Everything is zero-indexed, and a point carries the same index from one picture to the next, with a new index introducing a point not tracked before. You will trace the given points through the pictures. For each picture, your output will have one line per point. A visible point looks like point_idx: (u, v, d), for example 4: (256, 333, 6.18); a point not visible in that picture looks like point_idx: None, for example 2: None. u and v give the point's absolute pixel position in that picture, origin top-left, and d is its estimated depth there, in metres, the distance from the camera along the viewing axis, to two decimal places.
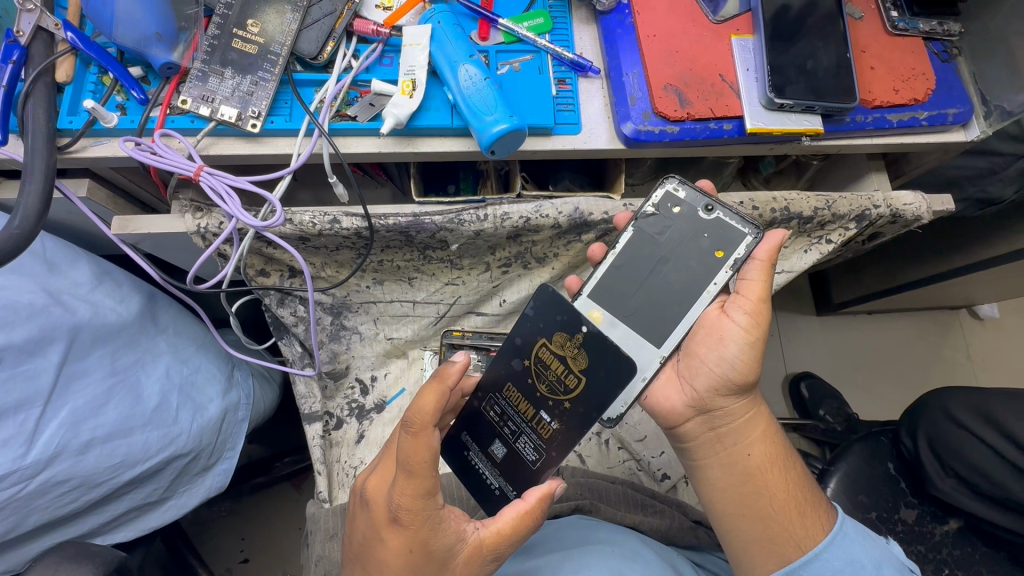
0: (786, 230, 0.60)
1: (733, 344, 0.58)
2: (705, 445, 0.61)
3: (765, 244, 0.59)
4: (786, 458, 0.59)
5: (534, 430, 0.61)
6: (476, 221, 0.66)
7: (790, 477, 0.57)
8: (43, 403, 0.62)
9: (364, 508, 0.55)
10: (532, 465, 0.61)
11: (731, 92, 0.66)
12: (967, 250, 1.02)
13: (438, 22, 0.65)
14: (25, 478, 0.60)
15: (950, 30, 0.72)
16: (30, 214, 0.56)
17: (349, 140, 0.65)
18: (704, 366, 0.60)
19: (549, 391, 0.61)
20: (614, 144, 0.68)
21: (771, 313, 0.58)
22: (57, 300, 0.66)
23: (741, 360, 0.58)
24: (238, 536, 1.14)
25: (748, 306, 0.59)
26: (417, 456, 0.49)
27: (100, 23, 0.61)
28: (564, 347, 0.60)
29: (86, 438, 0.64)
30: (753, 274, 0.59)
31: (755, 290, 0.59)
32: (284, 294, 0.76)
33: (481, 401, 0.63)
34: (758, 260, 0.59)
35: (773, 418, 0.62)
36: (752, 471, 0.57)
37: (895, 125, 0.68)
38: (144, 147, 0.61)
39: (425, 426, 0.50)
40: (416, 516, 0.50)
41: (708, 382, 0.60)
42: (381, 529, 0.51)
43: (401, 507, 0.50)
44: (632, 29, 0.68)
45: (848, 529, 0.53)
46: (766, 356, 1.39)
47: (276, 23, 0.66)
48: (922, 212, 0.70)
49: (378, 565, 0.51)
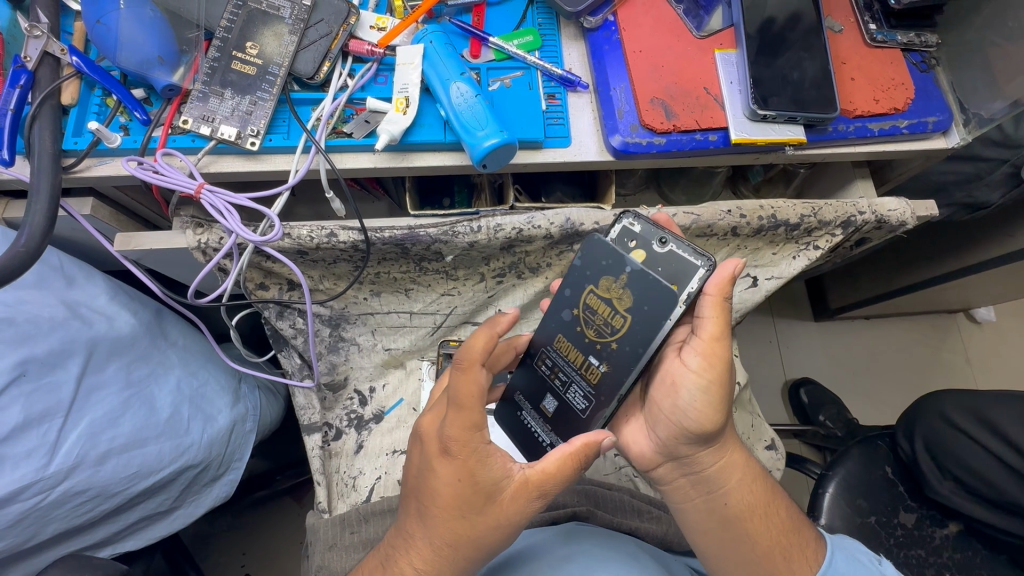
0: (740, 260, 0.57)
1: (686, 391, 0.58)
2: (681, 489, 0.62)
3: (716, 275, 0.57)
4: (765, 501, 0.60)
5: (583, 377, 0.62)
6: (470, 233, 0.67)
7: (774, 523, 0.59)
8: (63, 415, 0.63)
9: (417, 445, 0.57)
10: (583, 414, 0.62)
11: (716, 105, 0.68)
12: (960, 254, 1.03)
13: (431, 42, 0.67)
14: (46, 488, 0.61)
15: (928, 42, 0.74)
16: (37, 231, 0.57)
17: (346, 156, 0.67)
18: (662, 414, 0.61)
19: (596, 335, 0.61)
20: (603, 156, 0.69)
21: (726, 353, 0.57)
22: (75, 313, 0.68)
23: (694, 408, 0.57)
24: (239, 551, 1.15)
25: (701, 347, 0.57)
26: (465, 390, 0.51)
27: (103, 48, 0.63)
28: (611, 290, 0.60)
29: (103, 449, 0.65)
30: (705, 311, 0.57)
31: (708, 329, 0.57)
32: (283, 306, 0.77)
33: (532, 357, 0.66)
34: (708, 294, 0.57)
35: (747, 459, 0.62)
36: (730, 518, 0.59)
37: (876, 133, 0.70)
38: (147, 165, 0.63)
39: (473, 362, 0.52)
40: (465, 447, 0.51)
41: (668, 430, 0.60)
42: (431, 460, 0.53)
43: (451, 437, 0.52)
44: (618, 45, 0.70)
45: (836, 558, 0.60)
46: (763, 362, 1.40)
47: (274, 44, 0.68)
48: (907, 217, 0.71)
49: (431, 494, 0.53)
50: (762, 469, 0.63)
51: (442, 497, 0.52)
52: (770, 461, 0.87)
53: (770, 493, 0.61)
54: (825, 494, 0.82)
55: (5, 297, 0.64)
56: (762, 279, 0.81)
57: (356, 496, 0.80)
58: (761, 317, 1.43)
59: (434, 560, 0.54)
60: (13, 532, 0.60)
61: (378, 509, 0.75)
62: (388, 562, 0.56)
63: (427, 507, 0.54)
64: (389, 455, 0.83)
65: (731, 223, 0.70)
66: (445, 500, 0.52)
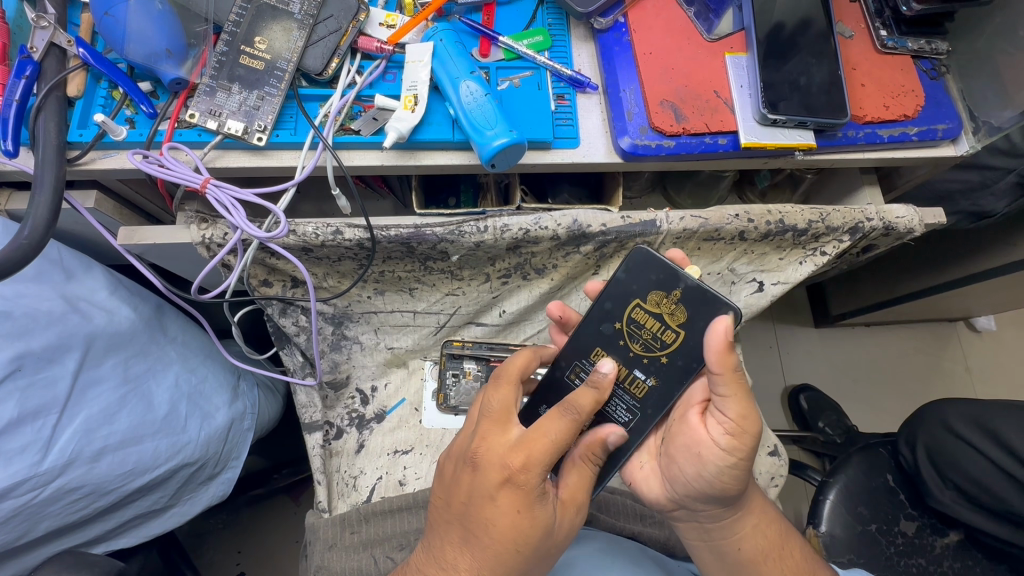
0: (731, 320, 0.54)
1: (712, 465, 0.56)
2: (693, 531, 0.64)
3: (712, 335, 0.53)
4: (779, 548, 0.61)
5: (628, 391, 0.62)
6: (477, 233, 0.67)
7: (785, 565, 0.60)
8: (59, 410, 0.63)
9: (468, 472, 0.54)
10: (626, 427, 0.62)
11: (725, 108, 0.68)
12: (962, 263, 1.03)
13: (441, 40, 0.67)
14: (40, 485, 0.61)
15: (938, 49, 0.73)
16: (40, 224, 0.57)
17: (353, 153, 0.67)
18: (683, 477, 0.60)
19: (643, 349, 0.61)
20: (612, 158, 0.69)
21: (757, 432, 0.54)
22: (74, 308, 0.67)
23: (719, 480, 0.56)
24: (235, 550, 1.14)
25: (729, 425, 0.55)
26: (556, 431, 0.51)
27: (111, 40, 0.63)
28: (660, 305, 0.61)
29: (98, 446, 0.65)
30: (726, 390, 0.54)
31: (733, 409, 0.54)
32: (286, 304, 0.76)
33: (564, 370, 0.64)
34: (719, 371, 0.53)
35: (764, 505, 0.63)
36: (742, 564, 0.61)
37: (886, 140, 0.70)
38: (152, 159, 0.62)
39: (580, 417, 0.53)
40: (532, 480, 0.51)
41: (685, 490, 0.60)
42: (493, 490, 0.52)
43: (520, 468, 0.51)
44: (629, 47, 0.70)
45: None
46: (764, 368, 1.40)
47: (282, 40, 0.68)
48: (915, 225, 0.71)
49: (485, 525, 0.52)
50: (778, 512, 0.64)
51: (498, 529, 0.51)
52: (773, 467, 0.86)
53: (786, 538, 0.63)
54: (825, 502, 0.82)
55: (3, 290, 0.63)
56: (768, 284, 0.80)
57: (357, 496, 0.80)
58: (762, 323, 1.43)
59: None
60: (7, 528, 0.60)
61: (379, 510, 0.75)
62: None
63: (478, 535, 0.52)
64: (390, 455, 0.82)
65: (738, 227, 0.70)
66: (501, 531, 0.51)
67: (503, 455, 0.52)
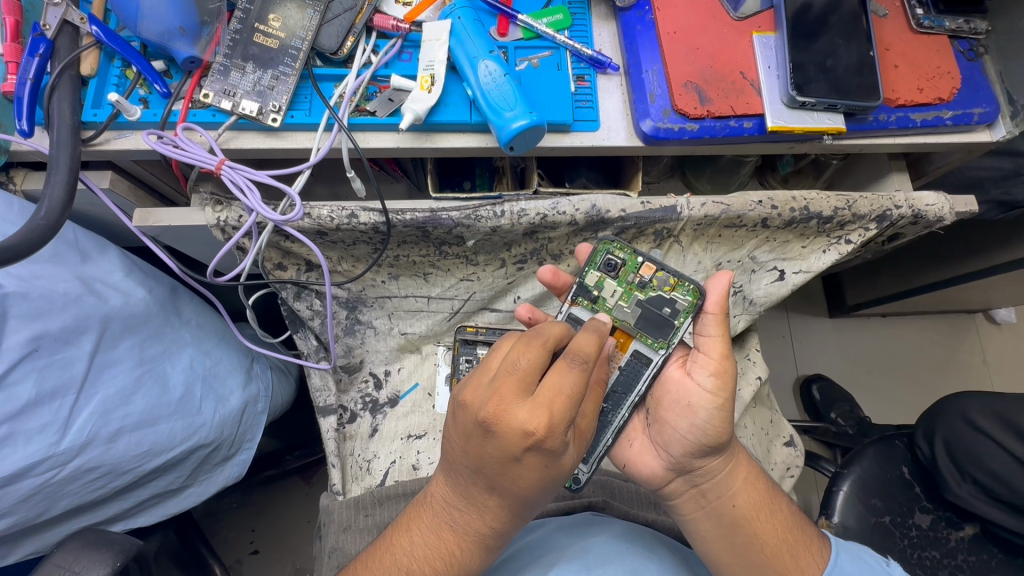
0: (730, 273, 0.61)
1: (703, 410, 0.60)
2: (689, 501, 0.62)
3: (713, 295, 0.61)
4: (771, 501, 0.61)
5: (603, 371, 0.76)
6: (493, 217, 0.66)
7: (778, 520, 0.60)
8: (76, 392, 0.63)
9: (487, 435, 0.50)
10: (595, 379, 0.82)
11: (752, 91, 0.66)
12: (986, 253, 1.00)
13: (459, 18, 0.65)
14: (59, 464, 0.61)
15: (977, 29, 0.70)
16: (56, 204, 0.56)
17: (368, 135, 0.66)
18: (677, 434, 0.62)
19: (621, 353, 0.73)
20: (633, 141, 0.67)
21: (735, 366, 0.60)
22: (90, 289, 0.67)
23: (712, 425, 0.59)
24: (248, 529, 1.16)
25: (712, 366, 0.60)
26: (573, 386, 0.50)
27: (123, 17, 0.61)
28: (627, 253, 0.64)
29: (115, 427, 0.65)
30: (710, 330, 0.61)
31: (716, 348, 0.60)
32: (300, 288, 0.76)
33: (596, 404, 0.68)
34: (710, 313, 0.61)
35: (751, 461, 0.63)
36: (739, 521, 0.59)
37: (918, 124, 0.67)
38: (167, 139, 0.62)
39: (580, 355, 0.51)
40: (556, 439, 0.49)
41: (681, 448, 0.61)
42: (516, 454, 0.50)
43: (542, 434, 0.48)
44: (652, 25, 0.67)
45: (842, 559, 0.58)
46: (777, 358, 1.38)
47: (297, 18, 0.66)
48: (945, 213, 0.69)
49: (514, 480, 0.52)
50: (765, 471, 0.64)
51: (526, 481, 0.52)
52: (789, 458, 0.86)
53: (773, 493, 0.62)
54: (839, 493, 0.81)
55: (21, 271, 0.63)
56: (790, 273, 0.78)
57: (371, 479, 0.80)
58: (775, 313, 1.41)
59: (507, 518, 0.55)
60: (26, 506, 0.61)
61: (393, 493, 0.75)
62: (456, 522, 0.56)
63: (505, 487, 0.53)
64: (404, 440, 0.83)
65: (761, 214, 0.68)
66: (528, 482, 0.52)
67: (524, 422, 0.49)
